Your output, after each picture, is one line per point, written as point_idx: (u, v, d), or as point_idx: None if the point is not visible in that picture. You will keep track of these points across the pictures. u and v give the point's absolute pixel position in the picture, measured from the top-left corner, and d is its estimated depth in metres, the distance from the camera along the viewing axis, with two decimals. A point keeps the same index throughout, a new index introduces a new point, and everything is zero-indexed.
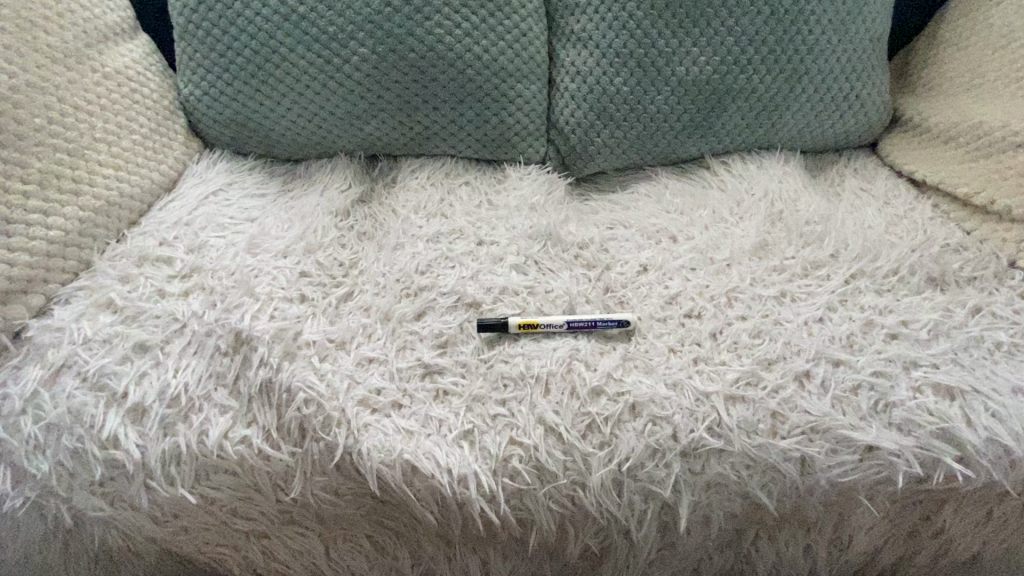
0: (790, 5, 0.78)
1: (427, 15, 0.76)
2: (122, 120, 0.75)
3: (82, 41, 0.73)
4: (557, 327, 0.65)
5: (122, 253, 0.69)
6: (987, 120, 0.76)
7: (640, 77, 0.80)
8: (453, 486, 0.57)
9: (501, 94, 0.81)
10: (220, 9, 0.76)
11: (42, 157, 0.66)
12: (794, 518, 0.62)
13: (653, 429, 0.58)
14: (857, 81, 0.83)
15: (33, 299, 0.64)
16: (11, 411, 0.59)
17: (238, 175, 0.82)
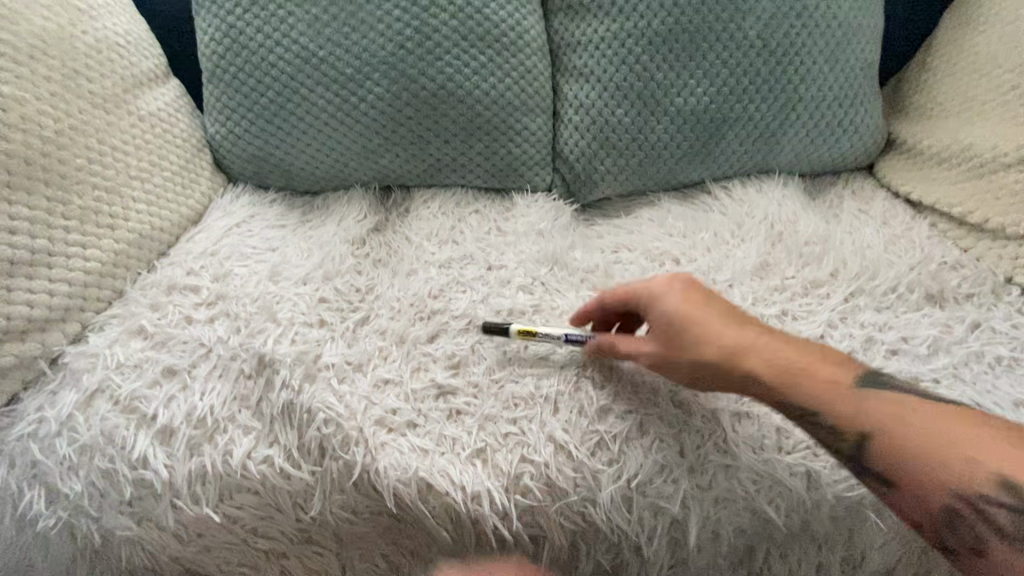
0: (781, 39, 0.82)
1: (439, 56, 0.81)
2: (154, 159, 0.80)
3: (120, 87, 0.79)
4: (558, 339, 0.66)
5: (152, 282, 0.73)
6: (977, 142, 0.79)
7: (640, 108, 0.84)
8: (467, 502, 0.59)
9: (508, 127, 0.85)
10: (245, 55, 0.82)
11: (83, 194, 0.71)
12: (804, 535, 0.62)
13: (660, 446, 0.60)
14: (850, 108, 0.87)
15: (71, 327, 0.68)
16: (47, 433, 0.62)
17: (260, 207, 0.87)
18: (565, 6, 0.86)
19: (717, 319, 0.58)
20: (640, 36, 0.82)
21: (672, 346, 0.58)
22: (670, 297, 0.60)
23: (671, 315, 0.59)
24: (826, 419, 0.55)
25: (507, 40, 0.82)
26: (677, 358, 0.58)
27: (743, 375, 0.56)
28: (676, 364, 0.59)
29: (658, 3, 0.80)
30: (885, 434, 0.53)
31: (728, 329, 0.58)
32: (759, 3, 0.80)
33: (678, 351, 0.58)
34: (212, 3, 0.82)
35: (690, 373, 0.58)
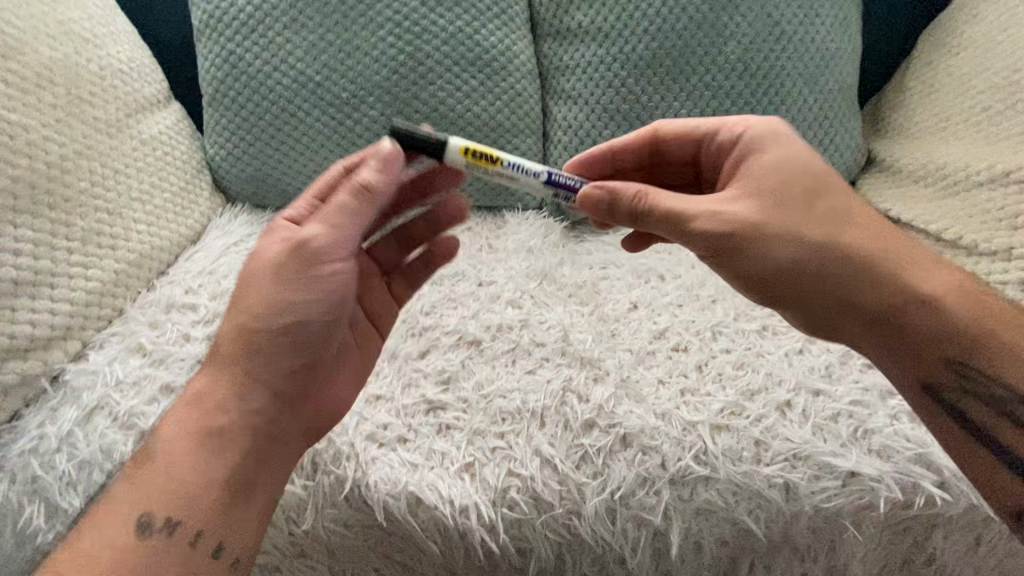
0: (761, 63, 0.85)
1: (431, 81, 0.84)
2: (155, 181, 0.83)
3: (123, 112, 0.81)
4: (535, 189, 0.60)
5: (151, 300, 0.76)
6: (952, 162, 0.81)
7: (627, 129, 0.87)
8: (455, 516, 0.61)
9: (498, 147, 0.88)
10: (244, 80, 0.85)
11: (85, 217, 0.73)
12: (785, 546, 0.64)
13: (643, 459, 0.62)
14: (830, 128, 0.89)
15: (72, 345, 0.70)
16: (47, 449, 0.64)
17: (257, 226, 0.89)
18: (553, 32, 0.89)
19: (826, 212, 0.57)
20: (625, 61, 0.85)
21: (776, 214, 0.56)
22: (769, 157, 0.58)
23: (773, 178, 0.57)
24: (894, 290, 0.58)
25: (497, 65, 0.85)
26: (779, 232, 0.56)
27: (834, 250, 0.57)
28: (774, 237, 0.56)
29: (642, 29, 0.84)
30: (942, 299, 0.58)
31: (825, 193, 0.58)
32: (739, 29, 0.84)
33: (780, 219, 0.56)
34: (213, 31, 0.85)
35: (788, 249, 0.56)
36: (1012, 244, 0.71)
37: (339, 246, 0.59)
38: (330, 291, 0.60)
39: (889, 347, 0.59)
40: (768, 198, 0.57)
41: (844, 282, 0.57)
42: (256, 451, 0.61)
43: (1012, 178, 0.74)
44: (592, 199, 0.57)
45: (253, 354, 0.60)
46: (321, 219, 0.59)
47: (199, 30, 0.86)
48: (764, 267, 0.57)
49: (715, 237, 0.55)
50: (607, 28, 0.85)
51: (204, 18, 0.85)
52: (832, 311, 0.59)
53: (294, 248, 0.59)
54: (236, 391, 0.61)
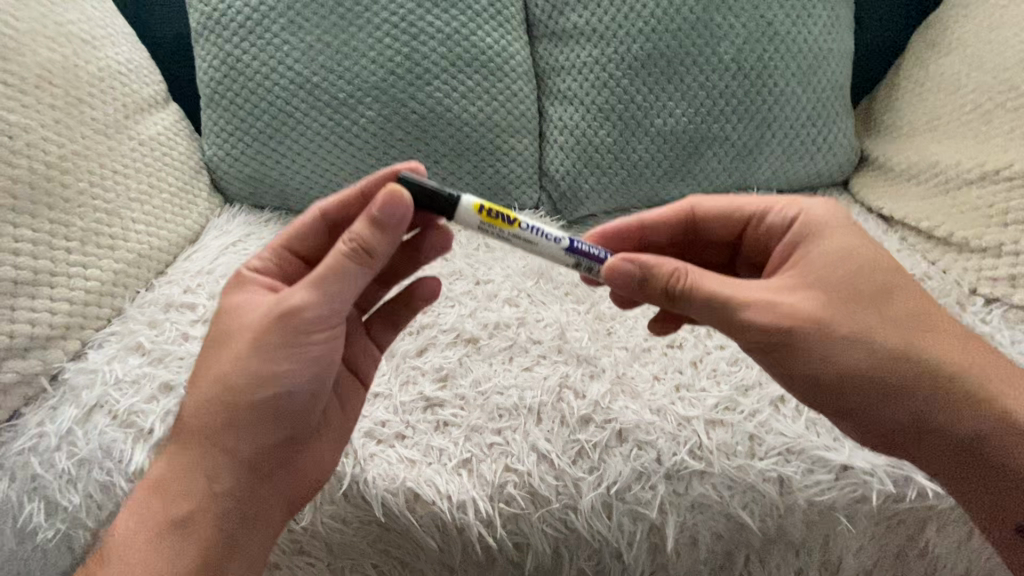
0: (754, 62, 0.85)
1: (428, 81, 0.85)
2: (154, 182, 0.83)
3: (122, 113, 0.82)
4: (563, 261, 0.57)
5: (150, 299, 0.76)
6: (943, 160, 0.82)
7: (622, 129, 0.88)
8: (452, 511, 0.61)
9: (495, 148, 0.89)
10: (242, 81, 0.86)
11: (85, 217, 0.73)
12: (780, 540, 0.64)
13: (638, 454, 0.62)
14: (822, 127, 0.90)
15: (71, 344, 0.70)
16: (47, 447, 0.64)
17: (255, 226, 0.90)
18: (549, 32, 0.90)
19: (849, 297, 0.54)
20: (620, 61, 0.86)
21: (799, 302, 0.53)
22: (827, 248, 0.56)
23: (834, 272, 0.54)
24: (945, 388, 0.55)
25: (493, 66, 0.86)
26: (841, 334, 0.53)
27: (892, 348, 0.54)
28: (834, 336, 0.53)
29: (636, 29, 0.84)
30: (987, 395, 0.56)
31: (885, 287, 0.55)
32: (733, 29, 0.84)
33: (844, 316, 0.54)
34: (210, 32, 0.85)
35: (849, 349, 0.53)
36: (1002, 240, 0.73)
37: (319, 316, 0.54)
38: (309, 367, 0.55)
39: (932, 445, 0.57)
40: (828, 294, 0.54)
41: (901, 381, 0.54)
42: (227, 531, 0.58)
43: (1002, 175, 0.75)
44: (630, 277, 0.54)
45: (225, 432, 0.56)
46: (302, 286, 0.54)
47: (197, 31, 0.86)
48: (821, 369, 0.53)
49: (772, 335, 0.53)
50: (602, 29, 0.85)
51: (201, 20, 0.86)
52: (885, 418, 0.56)
53: (272, 319, 0.54)
54: (204, 465, 0.57)
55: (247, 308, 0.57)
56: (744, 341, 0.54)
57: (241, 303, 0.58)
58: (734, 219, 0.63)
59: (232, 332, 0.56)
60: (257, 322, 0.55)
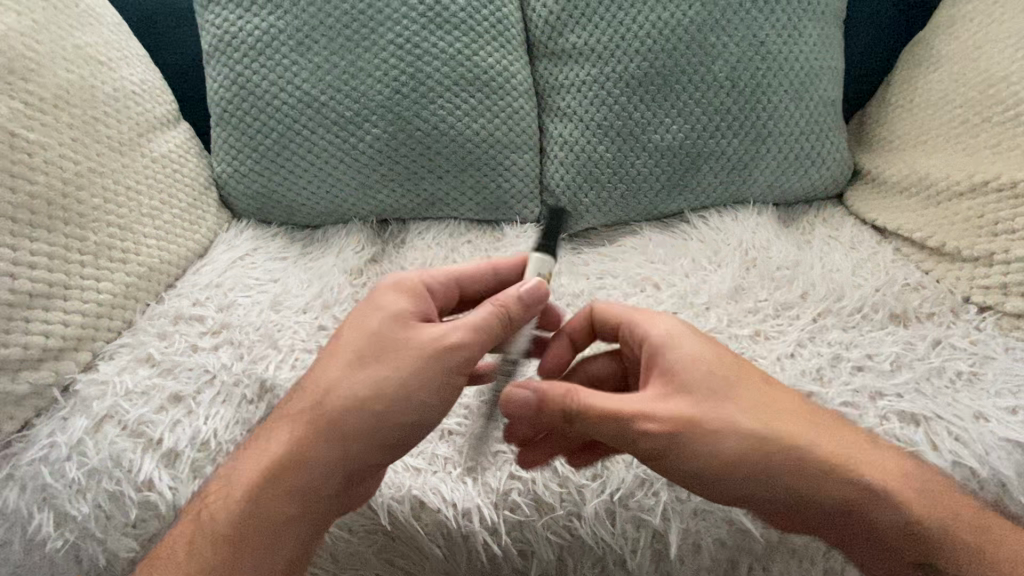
0: (748, 80, 0.88)
1: (432, 100, 0.87)
2: (165, 197, 0.85)
3: (135, 131, 0.85)
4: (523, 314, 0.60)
5: (159, 312, 0.78)
6: (933, 172, 0.84)
7: (621, 144, 0.90)
8: (458, 519, 0.62)
9: (497, 163, 0.91)
10: (252, 100, 0.88)
11: (98, 231, 0.75)
12: (783, 547, 0.65)
13: (641, 461, 0.63)
14: (816, 141, 0.93)
15: (82, 356, 0.71)
16: (58, 457, 0.65)
17: (263, 240, 0.92)
18: (549, 52, 0.93)
19: (718, 393, 0.57)
20: (618, 80, 0.88)
21: (676, 409, 0.55)
22: (684, 357, 0.58)
23: (694, 381, 0.57)
24: (825, 466, 0.57)
25: (496, 84, 0.89)
26: (705, 436, 0.55)
27: (768, 442, 0.56)
28: (714, 443, 0.55)
29: (633, 49, 0.87)
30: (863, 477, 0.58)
31: (740, 382, 0.58)
32: (727, 48, 0.87)
33: (712, 420, 0.55)
34: (221, 54, 0.88)
35: (727, 453, 0.55)
36: (992, 249, 0.75)
37: (460, 357, 0.58)
38: (437, 407, 0.58)
39: (818, 519, 0.59)
40: (698, 399, 0.56)
41: (779, 475, 0.56)
42: (314, 521, 0.60)
43: (992, 186, 0.77)
44: (527, 405, 0.57)
45: (350, 437, 0.57)
46: (463, 328, 0.58)
47: (209, 52, 0.90)
48: (707, 471, 0.55)
49: (656, 447, 0.55)
50: (601, 49, 0.88)
51: (213, 42, 0.89)
52: (771, 505, 0.58)
53: (432, 352, 0.57)
54: (317, 457, 0.58)
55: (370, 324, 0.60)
56: (633, 447, 0.56)
57: (384, 312, 0.60)
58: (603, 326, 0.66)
59: (380, 339, 0.58)
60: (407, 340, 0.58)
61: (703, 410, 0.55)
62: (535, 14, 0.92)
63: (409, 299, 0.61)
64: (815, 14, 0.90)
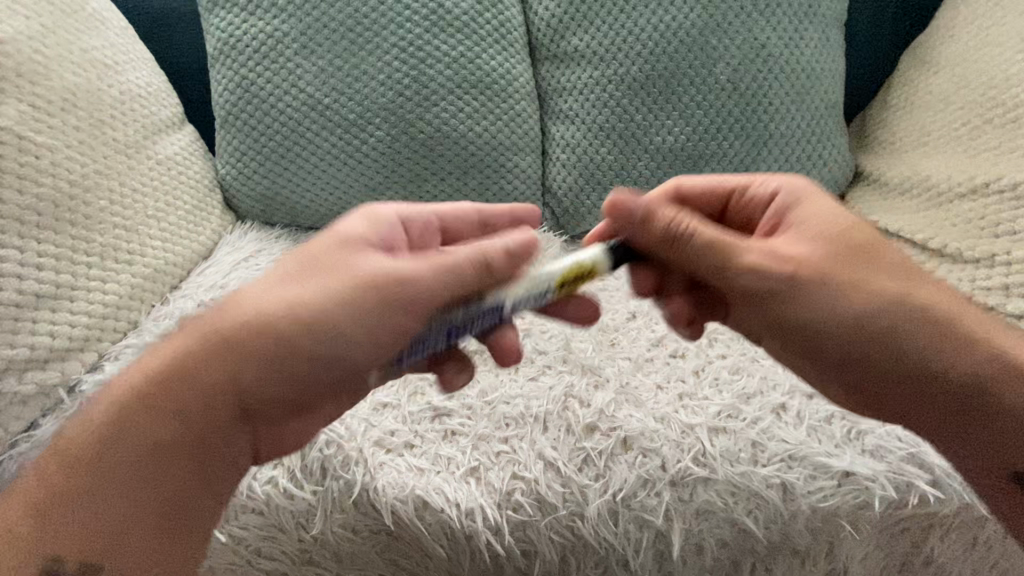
0: (750, 83, 0.89)
1: (434, 102, 0.88)
2: (170, 199, 0.86)
3: (140, 134, 0.85)
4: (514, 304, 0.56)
5: (166, 312, 0.79)
6: (934, 174, 0.85)
7: (623, 147, 0.91)
8: (461, 519, 0.62)
9: (500, 165, 0.91)
10: (256, 103, 0.89)
11: (104, 233, 0.76)
12: (785, 548, 0.65)
13: (643, 461, 0.64)
14: (817, 142, 0.93)
15: (88, 356, 0.72)
16: None
17: (267, 242, 0.92)
18: (551, 55, 0.93)
19: (841, 250, 0.58)
20: (620, 82, 0.89)
21: (791, 255, 0.57)
22: (807, 216, 0.60)
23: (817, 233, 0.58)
24: (939, 331, 0.58)
25: (498, 87, 0.90)
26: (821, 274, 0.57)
27: (886, 298, 0.57)
28: (829, 285, 0.57)
29: (635, 52, 0.88)
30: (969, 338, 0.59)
31: (870, 252, 0.59)
32: (728, 51, 0.88)
33: (834, 268, 0.57)
34: (226, 57, 0.89)
35: (839, 298, 0.57)
36: (994, 251, 0.75)
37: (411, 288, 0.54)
38: (368, 346, 0.54)
39: (911, 399, 0.60)
40: (823, 245, 0.58)
41: (885, 334, 0.57)
42: (196, 453, 0.55)
43: (993, 189, 0.78)
44: (631, 215, 0.58)
45: (260, 356, 0.54)
46: (429, 264, 0.55)
47: (213, 56, 0.90)
48: (811, 315, 0.57)
49: (762, 281, 0.57)
50: (602, 52, 0.89)
51: (218, 45, 0.89)
52: (866, 363, 0.58)
53: (380, 276, 0.55)
54: (212, 372, 0.55)
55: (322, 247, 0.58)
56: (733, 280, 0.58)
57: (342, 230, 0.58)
58: (721, 191, 0.68)
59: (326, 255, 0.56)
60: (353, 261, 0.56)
61: (819, 258, 0.57)
62: (537, 18, 0.92)
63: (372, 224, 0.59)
64: (816, 17, 0.91)
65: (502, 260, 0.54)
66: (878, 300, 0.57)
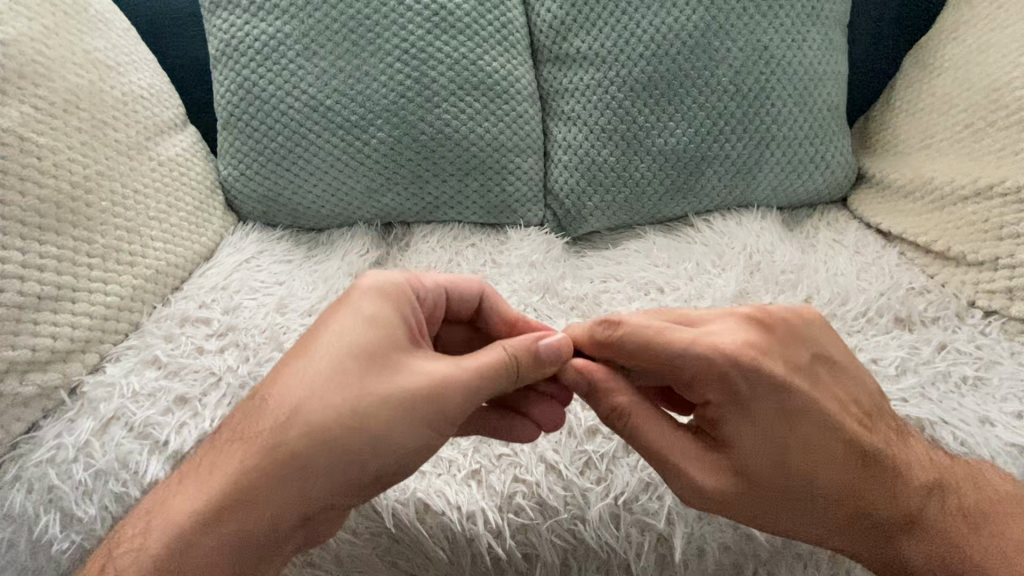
0: (752, 84, 0.88)
1: (436, 104, 0.88)
2: (172, 201, 0.86)
3: (142, 135, 0.85)
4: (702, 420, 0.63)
5: (166, 314, 0.78)
6: (937, 177, 0.85)
7: (624, 149, 0.91)
8: (462, 521, 0.62)
9: (502, 167, 0.91)
10: (258, 104, 0.89)
11: (106, 234, 0.76)
12: (789, 553, 0.65)
13: (645, 464, 0.64)
14: (820, 145, 0.93)
15: (90, 358, 0.72)
16: (65, 458, 0.66)
17: (268, 243, 0.92)
18: (553, 57, 0.93)
19: (774, 461, 0.57)
20: (622, 84, 0.89)
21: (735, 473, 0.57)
22: (752, 438, 0.57)
23: (764, 452, 0.57)
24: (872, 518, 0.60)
25: (500, 88, 0.89)
26: (758, 486, 0.57)
27: (816, 494, 0.58)
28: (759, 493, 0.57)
29: (636, 55, 0.88)
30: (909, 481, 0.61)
31: (787, 449, 0.57)
32: (730, 53, 0.87)
33: (764, 476, 0.57)
34: (227, 58, 0.89)
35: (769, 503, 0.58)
36: (997, 254, 0.76)
37: (430, 375, 0.57)
38: (408, 438, 0.55)
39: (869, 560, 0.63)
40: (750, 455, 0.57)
41: (814, 525, 0.60)
42: (250, 517, 0.55)
43: (996, 191, 0.77)
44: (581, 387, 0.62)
45: (277, 478, 0.54)
46: (462, 367, 0.58)
47: (216, 57, 0.90)
48: (752, 518, 0.59)
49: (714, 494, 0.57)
50: (605, 53, 0.89)
51: (220, 47, 0.89)
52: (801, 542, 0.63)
53: (423, 377, 0.57)
54: (277, 451, 0.55)
55: (387, 324, 0.59)
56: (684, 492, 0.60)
57: (346, 323, 0.58)
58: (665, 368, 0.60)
59: (325, 353, 0.57)
60: (364, 346, 0.57)
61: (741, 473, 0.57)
62: (539, 19, 0.92)
63: (393, 304, 0.60)
64: (818, 19, 0.90)
65: (527, 359, 0.60)
66: (804, 500, 0.58)
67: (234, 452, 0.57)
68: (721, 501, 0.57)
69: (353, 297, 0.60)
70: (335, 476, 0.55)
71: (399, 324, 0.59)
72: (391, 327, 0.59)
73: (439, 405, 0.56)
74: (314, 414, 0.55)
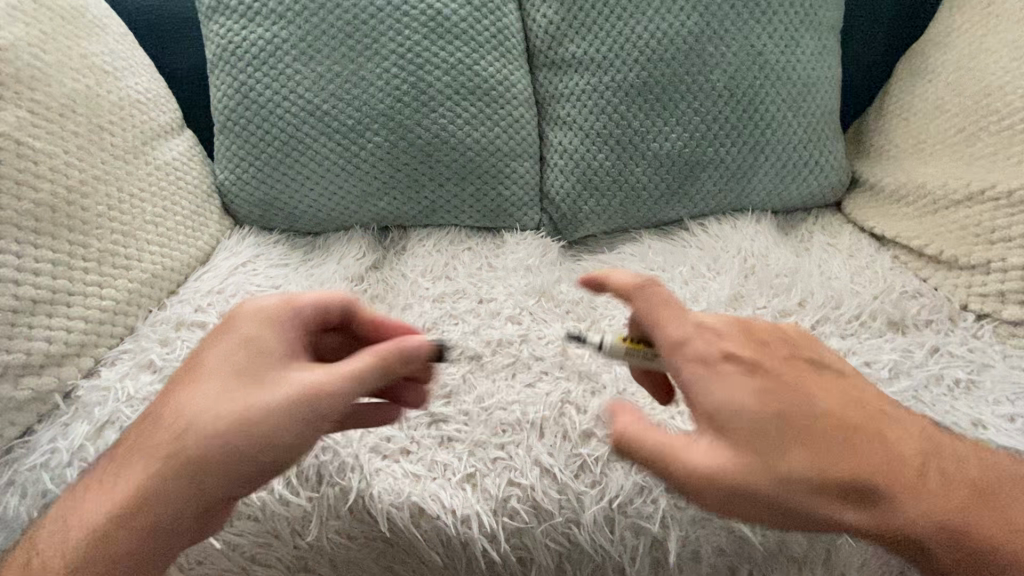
0: (746, 89, 0.89)
1: (432, 109, 0.88)
2: (168, 205, 0.86)
3: (139, 139, 0.85)
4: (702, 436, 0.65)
5: (162, 318, 0.78)
6: (930, 181, 0.85)
7: (619, 153, 0.91)
8: (457, 525, 0.62)
9: (497, 171, 0.92)
10: (255, 109, 0.89)
11: (101, 238, 0.76)
12: (784, 556, 0.65)
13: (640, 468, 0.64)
14: (814, 149, 0.94)
15: (85, 362, 0.72)
16: (58, 463, 0.66)
17: (264, 247, 0.92)
18: (549, 62, 0.94)
19: (782, 412, 0.48)
20: (617, 89, 0.89)
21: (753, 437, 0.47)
22: (746, 389, 0.49)
23: (765, 404, 0.49)
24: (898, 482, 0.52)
25: (496, 93, 0.90)
26: (774, 446, 0.47)
27: (836, 455, 0.49)
28: (781, 459, 0.47)
29: (631, 60, 0.88)
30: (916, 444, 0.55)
31: (788, 400, 0.49)
32: (724, 58, 0.88)
33: (780, 433, 0.48)
34: (224, 63, 0.90)
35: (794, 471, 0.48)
36: (989, 258, 0.76)
37: (264, 388, 0.54)
38: (275, 451, 0.53)
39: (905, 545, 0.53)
40: (756, 410, 0.48)
41: (845, 498, 0.49)
42: (151, 522, 0.54)
43: (988, 196, 0.78)
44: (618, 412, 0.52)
45: (172, 482, 0.54)
46: (300, 378, 0.54)
47: (213, 62, 0.91)
48: (785, 496, 0.47)
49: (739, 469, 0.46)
50: (600, 59, 0.89)
51: (217, 51, 0.90)
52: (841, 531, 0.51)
53: (276, 389, 0.54)
54: (160, 456, 0.54)
55: (244, 336, 0.57)
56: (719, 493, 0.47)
57: (232, 340, 0.57)
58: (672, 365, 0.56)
59: (215, 364, 0.56)
60: (234, 359, 0.55)
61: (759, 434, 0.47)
62: (535, 25, 0.93)
63: (266, 321, 0.58)
64: (812, 25, 0.91)
65: (395, 363, 0.54)
66: (828, 461, 0.49)
67: (138, 457, 0.56)
68: (745, 473, 0.46)
69: (231, 319, 0.59)
70: (223, 484, 0.54)
71: (243, 336, 0.57)
72: (231, 340, 0.57)
73: (324, 412, 0.53)
74: (200, 424, 0.54)
